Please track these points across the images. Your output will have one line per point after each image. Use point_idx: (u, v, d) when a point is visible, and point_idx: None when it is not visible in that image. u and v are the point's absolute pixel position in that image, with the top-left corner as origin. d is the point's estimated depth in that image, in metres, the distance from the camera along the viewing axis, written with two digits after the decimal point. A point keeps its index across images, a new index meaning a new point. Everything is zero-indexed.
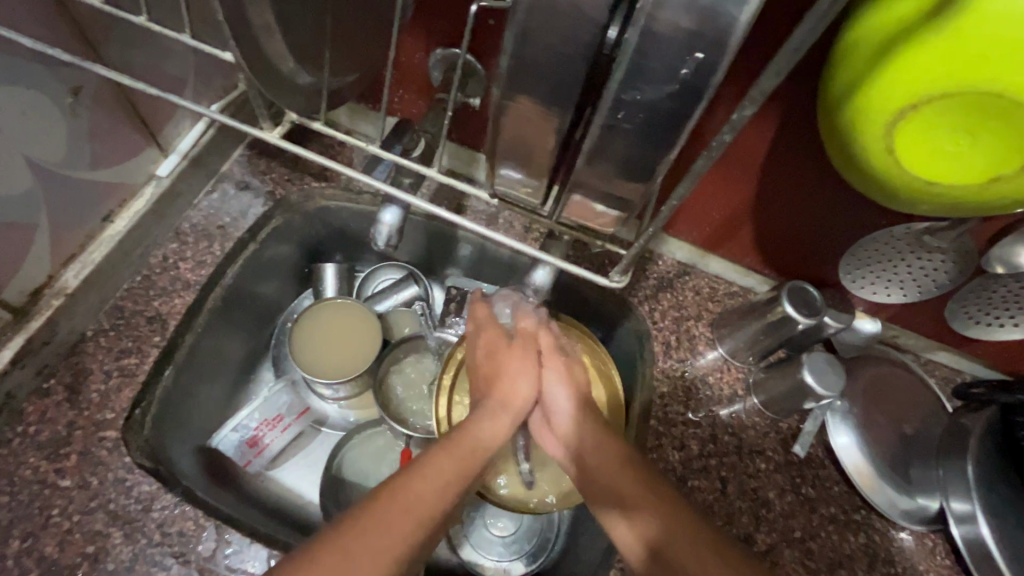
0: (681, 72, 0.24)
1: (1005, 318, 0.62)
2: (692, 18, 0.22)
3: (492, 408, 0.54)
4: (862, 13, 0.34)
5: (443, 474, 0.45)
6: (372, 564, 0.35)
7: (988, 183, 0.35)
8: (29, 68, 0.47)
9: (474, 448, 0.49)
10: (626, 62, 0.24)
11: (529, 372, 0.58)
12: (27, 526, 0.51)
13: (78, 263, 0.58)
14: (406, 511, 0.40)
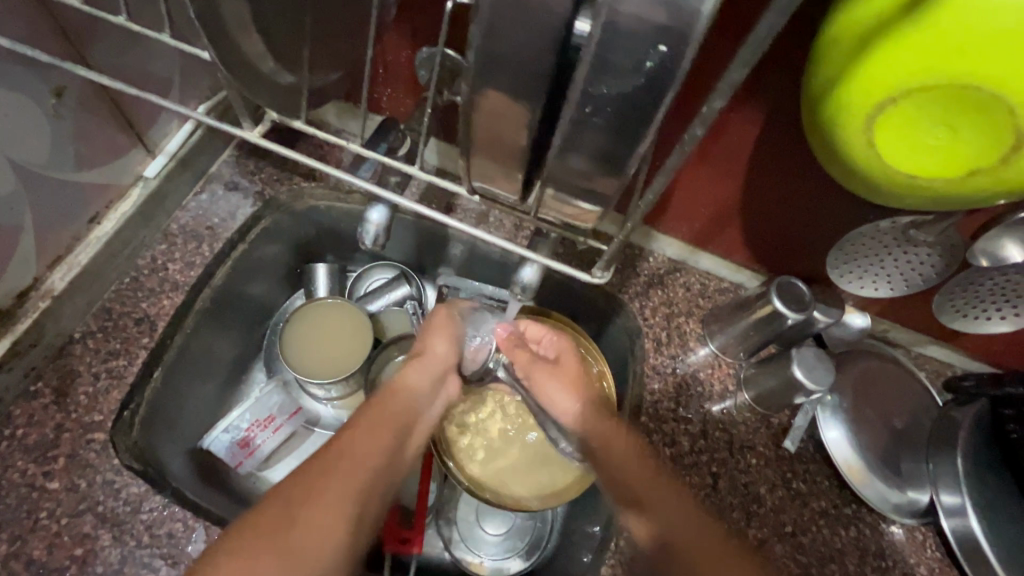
0: (646, 65, 0.24)
1: (992, 311, 0.62)
2: (653, 10, 0.22)
3: (407, 364, 0.59)
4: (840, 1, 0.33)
5: (375, 425, 0.52)
6: (315, 509, 0.43)
7: (966, 176, 0.35)
8: (10, 70, 0.47)
9: (398, 401, 0.55)
10: (591, 55, 0.24)
11: (448, 331, 0.61)
12: (14, 530, 0.51)
13: (64, 266, 0.58)
14: (341, 462, 0.47)
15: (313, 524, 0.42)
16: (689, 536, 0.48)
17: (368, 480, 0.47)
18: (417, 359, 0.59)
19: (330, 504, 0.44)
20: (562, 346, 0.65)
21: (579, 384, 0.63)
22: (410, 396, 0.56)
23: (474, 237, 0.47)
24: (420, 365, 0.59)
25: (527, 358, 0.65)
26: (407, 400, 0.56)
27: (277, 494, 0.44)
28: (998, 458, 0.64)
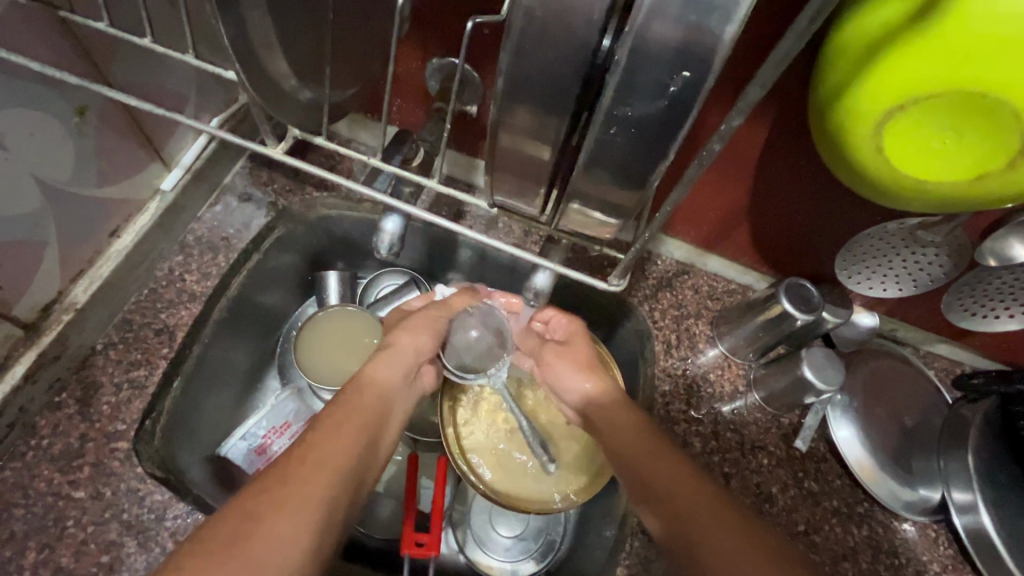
0: (669, 89, 0.25)
1: (999, 310, 0.63)
2: (677, 38, 0.23)
3: (378, 355, 0.58)
4: (854, 11, 0.34)
5: (343, 421, 0.49)
6: (280, 514, 0.40)
7: (975, 179, 0.36)
8: (35, 89, 0.48)
9: (370, 394, 0.54)
10: (617, 79, 0.25)
11: (422, 326, 0.62)
12: (41, 538, 0.51)
13: (86, 279, 0.59)
14: (307, 463, 0.44)
15: (280, 528, 0.40)
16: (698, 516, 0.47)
17: (338, 480, 0.45)
18: (387, 352, 0.59)
19: (297, 508, 0.41)
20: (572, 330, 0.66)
21: (592, 366, 0.63)
22: (380, 386, 0.55)
23: (487, 244, 0.48)
24: (391, 356, 0.58)
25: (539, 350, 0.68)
26: (379, 391, 0.55)
27: (241, 501, 0.41)
28: (1006, 453, 0.65)
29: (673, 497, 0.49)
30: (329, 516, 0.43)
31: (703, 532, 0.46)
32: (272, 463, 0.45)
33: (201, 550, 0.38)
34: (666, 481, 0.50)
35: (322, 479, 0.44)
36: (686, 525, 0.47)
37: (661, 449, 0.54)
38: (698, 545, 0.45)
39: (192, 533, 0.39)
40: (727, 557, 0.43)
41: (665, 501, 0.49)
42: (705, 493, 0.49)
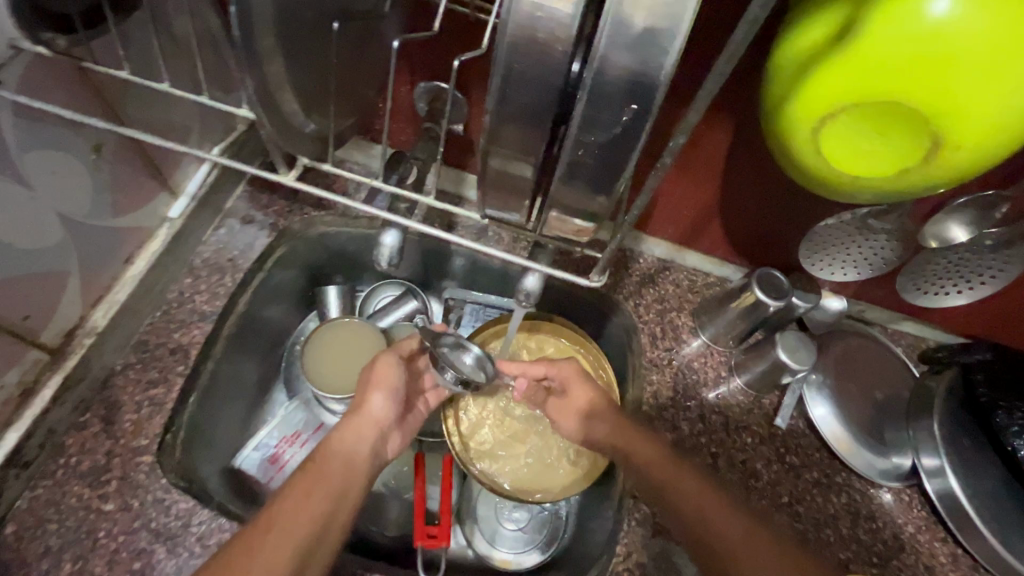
0: (623, 118, 0.30)
1: (951, 287, 0.64)
2: (627, 79, 0.28)
3: (345, 424, 0.61)
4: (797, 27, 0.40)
5: (307, 488, 0.54)
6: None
7: (899, 174, 0.41)
8: (57, 130, 0.51)
9: (335, 462, 0.58)
10: (582, 112, 0.30)
11: (383, 386, 0.63)
12: (75, 549, 0.54)
13: (104, 304, 0.62)
14: (267, 535, 0.50)
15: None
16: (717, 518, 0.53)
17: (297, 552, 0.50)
18: (350, 419, 0.62)
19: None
20: (565, 372, 0.69)
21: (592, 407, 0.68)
22: (344, 457, 0.59)
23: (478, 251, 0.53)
24: (356, 422, 0.61)
25: (545, 398, 0.73)
26: (343, 459, 0.58)
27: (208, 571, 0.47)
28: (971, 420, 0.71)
29: (698, 521, 0.54)
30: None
31: (732, 553, 0.51)
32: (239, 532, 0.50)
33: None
34: (689, 504, 0.55)
35: (280, 552, 0.49)
36: (716, 548, 0.52)
37: (683, 469, 0.58)
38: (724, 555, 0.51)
39: None
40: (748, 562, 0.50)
41: (693, 526, 0.54)
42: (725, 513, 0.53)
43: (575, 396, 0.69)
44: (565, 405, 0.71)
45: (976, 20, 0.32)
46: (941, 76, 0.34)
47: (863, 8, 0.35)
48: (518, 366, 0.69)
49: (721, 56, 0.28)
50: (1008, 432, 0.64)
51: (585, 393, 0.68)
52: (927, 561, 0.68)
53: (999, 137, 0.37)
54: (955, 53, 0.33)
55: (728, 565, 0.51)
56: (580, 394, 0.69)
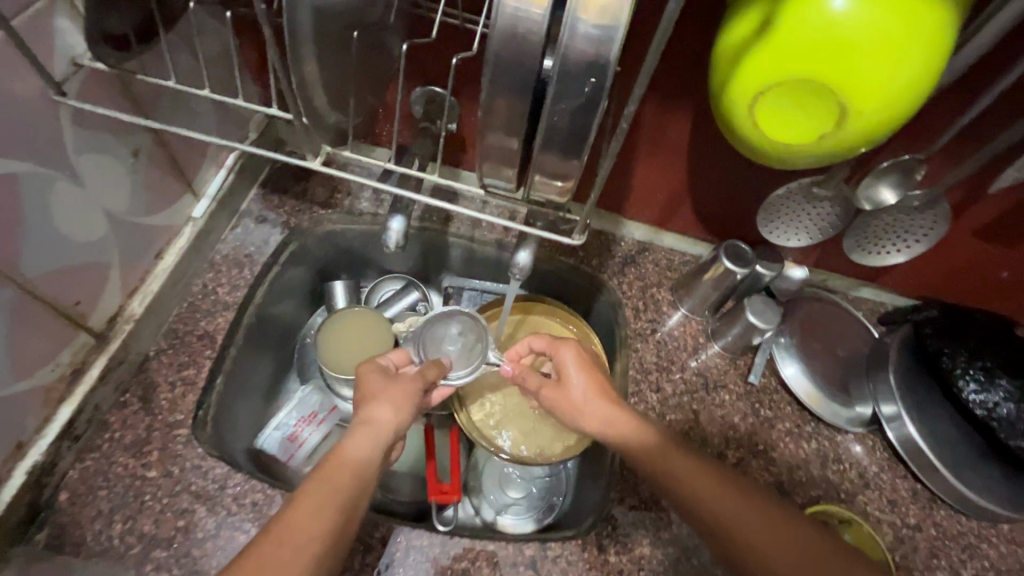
0: (586, 88, 0.38)
1: (891, 247, 0.71)
2: (587, 57, 0.36)
3: (354, 431, 0.58)
4: (733, 20, 0.48)
5: (318, 497, 0.51)
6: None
7: (819, 139, 0.49)
8: (105, 136, 0.57)
9: (347, 472, 0.54)
10: (553, 85, 0.38)
11: (396, 396, 0.62)
12: (125, 511, 0.60)
13: (139, 294, 0.68)
14: (281, 550, 0.47)
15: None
16: (711, 492, 0.56)
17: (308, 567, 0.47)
18: (362, 427, 0.58)
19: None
20: (564, 352, 0.69)
21: (594, 390, 0.67)
22: (358, 466, 0.55)
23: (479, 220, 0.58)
24: (368, 430, 0.58)
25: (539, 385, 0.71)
26: (356, 469, 0.55)
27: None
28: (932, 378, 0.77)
29: (697, 499, 0.55)
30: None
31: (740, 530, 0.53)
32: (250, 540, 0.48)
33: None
34: (690, 486, 0.56)
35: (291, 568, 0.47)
36: (719, 525, 0.54)
37: (677, 452, 0.59)
38: (724, 530, 0.53)
39: None
40: (747, 532, 0.53)
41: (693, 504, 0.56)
42: (729, 492, 0.55)
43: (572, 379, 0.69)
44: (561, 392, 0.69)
45: (862, 12, 0.41)
46: (843, 56, 0.43)
47: (779, 3, 0.44)
48: (521, 343, 0.73)
49: (652, 44, 0.35)
50: (954, 374, 0.72)
51: (584, 376, 0.68)
52: (890, 496, 0.75)
53: (894, 103, 0.45)
54: (850, 37, 0.42)
55: (732, 538, 0.53)
56: (578, 376, 0.68)
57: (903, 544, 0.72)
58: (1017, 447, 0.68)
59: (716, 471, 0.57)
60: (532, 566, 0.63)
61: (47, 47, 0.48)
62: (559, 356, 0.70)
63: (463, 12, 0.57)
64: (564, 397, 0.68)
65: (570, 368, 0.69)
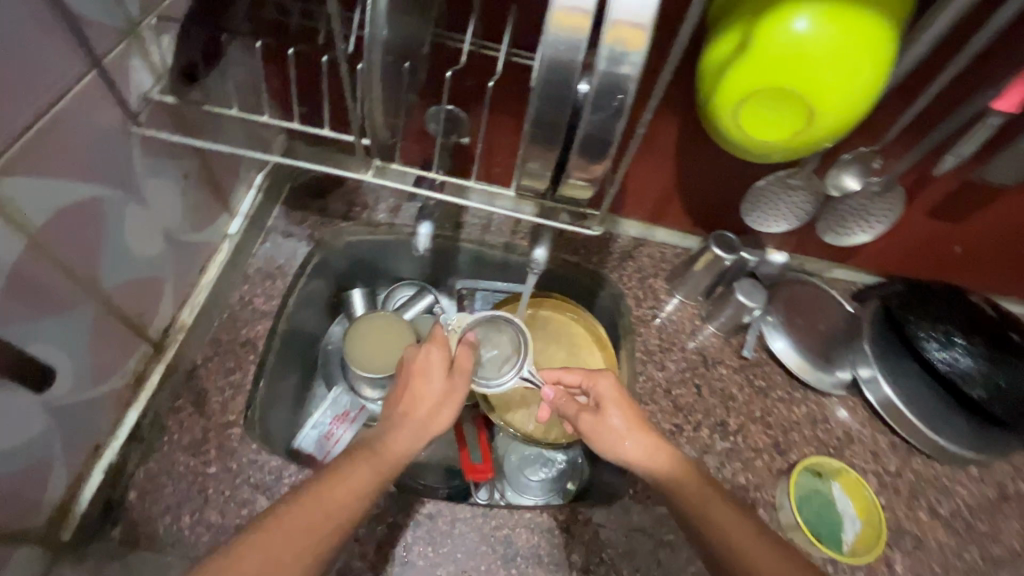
0: (619, 99, 0.40)
1: (856, 228, 0.82)
2: (618, 78, 0.39)
3: (407, 429, 0.60)
4: (715, 40, 0.58)
5: (362, 475, 0.55)
6: (289, 546, 0.50)
7: (792, 136, 0.59)
8: (163, 162, 0.62)
9: (392, 465, 0.58)
10: (591, 99, 0.41)
11: (453, 401, 0.64)
12: (191, 505, 0.65)
13: (188, 305, 0.74)
14: (314, 510, 0.52)
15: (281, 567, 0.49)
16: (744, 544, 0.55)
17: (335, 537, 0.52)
18: (417, 428, 0.61)
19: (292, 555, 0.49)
20: (603, 384, 0.68)
21: (633, 423, 0.66)
22: (402, 464, 0.59)
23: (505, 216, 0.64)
24: (420, 433, 0.61)
25: (576, 412, 0.70)
26: (400, 468, 0.58)
27: (257, 535, 0.50)
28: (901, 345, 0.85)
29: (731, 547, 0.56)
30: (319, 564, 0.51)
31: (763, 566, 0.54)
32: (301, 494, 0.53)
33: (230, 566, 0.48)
34: (724, 532, 0.57)
35: (321, 533, 0.51)
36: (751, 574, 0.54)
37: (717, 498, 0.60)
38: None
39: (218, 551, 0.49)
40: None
41: (729, 552, 0.55)
42: (767, 548, 0.55)
43: (609, 412, 0.67)
44: (599, 424, 0.67)
45: (818, 32, 0.51)
46: (804, 67, 0.52)
47: (752, 27, 0.53)
48: (555, 371, 0.73)
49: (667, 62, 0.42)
50: (919, 337, 0.80)
51: (624, 413, 0.66)
52: (873, 448, 0.85)
53: (850, 106, 0.55)
54: (811, 52, 0.51)
55: None
56: (617, 411, 0.67)
57: (887, 489, 0.81)
58: (978, 397, 0.76)
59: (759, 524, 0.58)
60: (566, 529, 0.70)
61: (125, 85, 0.54)
62: (596, 388, 0.69)
63: (482, 39, 0.65)
64: (605, 431, 0.66)
65: (608, 403, 0.67)
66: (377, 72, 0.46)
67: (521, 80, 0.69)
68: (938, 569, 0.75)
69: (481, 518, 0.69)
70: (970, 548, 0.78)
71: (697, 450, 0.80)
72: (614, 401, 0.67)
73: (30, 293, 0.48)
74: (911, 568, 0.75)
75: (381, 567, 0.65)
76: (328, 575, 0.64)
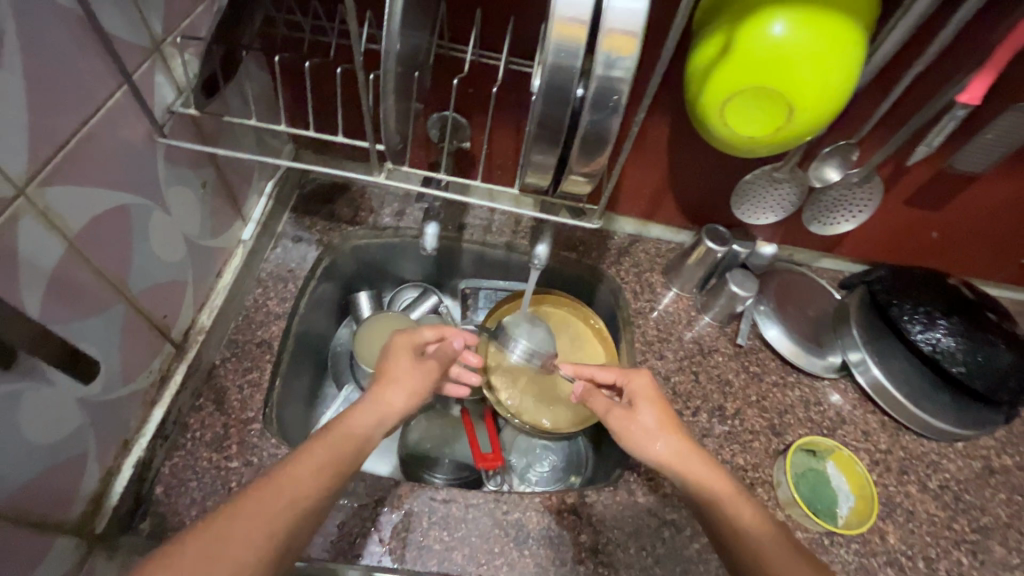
0: (615, 99, 0.44)
1: (840, 218, 0.86)
2: (613, 82, 0.43)
3: (364, 407, 0.63)
4: (699, 46, 0.62)
5: (319, 461, 0.55)
6: (251, 524, 0.48)
7: (774, 132, 0.63)
8: (182, 171, 0.66)
9: (346, 440, 0.58)
10: (590, 100, 0.44)
11: (405, 376, 0.67)
12: (216, 497, 0.67)
13: (207, 307, 0.77)
14: (276, 488, 0.51)
15: (231, 557, 0.45)
16: (763, 541, 0.56)
17: (285, 529, 0.50)
18: (370, 405, 0.63)
19: (241, 544, 0.47)
20: (638, 382, 0.72)
21: (666, 420, 0.69)
22: (359, 439, 0.60)
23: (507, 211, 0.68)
24: (376, 411, 0.63)
25: (607, 407, 0.72)
26: (357, 445, 0.59)
27: (201, 527, 0.47)
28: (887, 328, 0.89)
29: (752, 546, 0.56)
30: (265, 560, 0.47)
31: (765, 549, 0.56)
32: (253, 484, 0.51)
33: (172, 561, 0.44)
34: (748, 529, 0.58)
35: (272, 520, 0.49)
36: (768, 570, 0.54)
37: (741, 499, 0.61)
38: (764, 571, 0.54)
39: (173, 539, 0.46)
40: None
41: (750, 548, 0.56)
42: (784, 546, 0.56)
43: (642, 407, 0.70)
44: (630, 419, 0.69)
45: (795, 36, 0.55)
46: (784, 68, 0.56)
47: (733, 33, 0.57)
48: (589, 368, 0.77)
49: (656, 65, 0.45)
50: (902, 319, 0.85)
51: (656, 410, 0.69)
52: (864, 428, 0.89)
53: (826, 103, 0.59)
54: (789, 54, 0.56)
55: None
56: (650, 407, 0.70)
57: (878, 466, 0.85)
58: (958, 371, 0.80)
59: (776, 526, 0.58)
60: (574, 511, 0.73)
61: (150, 98, 0.57)
62: (630, 385, 0.73)
63: (483, 49, 0.69)
64: (636, 426, 0.68)
65: (643, 399, 0.70)
66: (392, 82, 0.50)
67: (520, 87, 0.73)
68: (929, 539, 0.79)
69: (493, 503, 0.73)
70: (959, 518, 0.81)
71: (698, 433, 0.84)
72: (648, 397, 0.71)
73: (68, 294, 0.51)
74: (904, 539, 0.78)
75: (398, 551, 0.68)
76: (348, 559, 0.67)
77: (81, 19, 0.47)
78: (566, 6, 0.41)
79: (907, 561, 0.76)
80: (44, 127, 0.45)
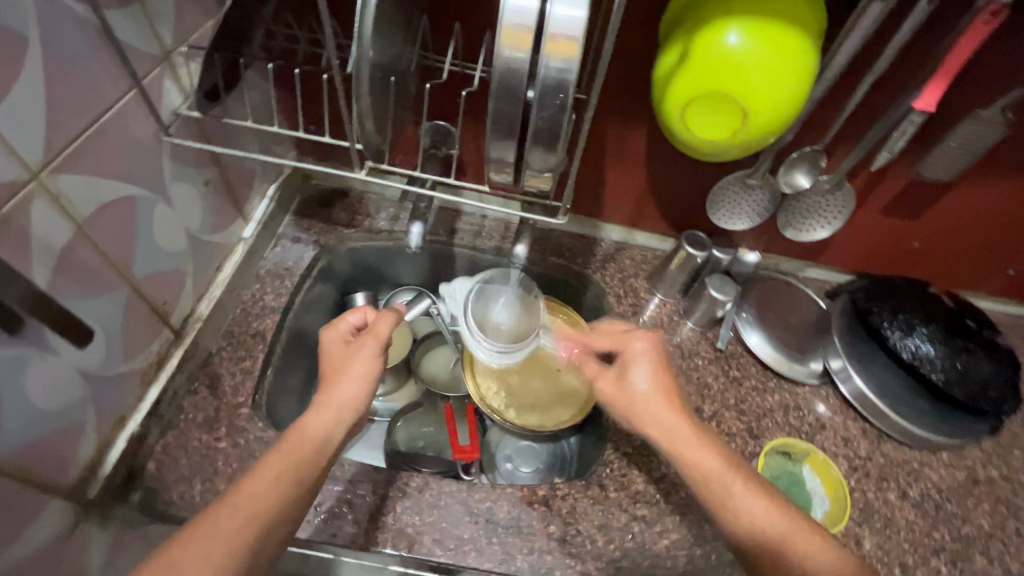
0: (562, 98, 0.48)
1: (814, 224, 0.89)
2: (557, 82, 0.47)
3: (318, 406, 0.63)
4: (662, 56, 0.66)
5: (277, 475, 0.56)
6: (209, 549, 0.49)
7: (733, 135, 0.66)
8: (186, 170, 0.72)
9: (299, 442, 0.60)
10: (536, 97, 0.49)
11: (343, 367, 0.66)
12: (202, 473, 0.71)
13: (206, 298, 0.82)
14: (236, 509, 0.53)
15: (188, 574, 0.47)
16: (758, 521, 0.57)
17: (251, 545, 0.52)
18: (318, 404, 0.63)
19: (198, 564, 0.48)
20: (637, 353, 0.68)
21: (665, 393, 0.66)
22: (314, 432, 0.61)
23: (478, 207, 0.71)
24: (333, 411, 0.63)
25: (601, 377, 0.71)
26: (315, 445, 0.60)
27: (158, 557, 0.48)
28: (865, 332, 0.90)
29: (749, 528, 0.56)
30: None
31: (762, 529, 0.56)
32: (209, 507, 0.53)
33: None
34: (744, 510, 0.57)
35: (233, 539, 0.51)
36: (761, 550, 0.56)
37: (740, 476, 0.60)
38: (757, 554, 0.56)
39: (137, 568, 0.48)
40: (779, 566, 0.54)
41: (743, 528, 0.57)
42: (781, 527, 0.56)
43: (638, 377, 0.68)
44: (626, 391, 0.68)
45: (747, 46, 0.59)
46: (738, 75, 0.60)
47: (688, 43, 0.62)
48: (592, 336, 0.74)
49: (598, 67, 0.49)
50: (882, 326, 0.84)
51: (651, 377, 0.67)
52: (844, 434, 0.88)
53: (780, 106, 0.62)
54: (742, 62, 0.59)
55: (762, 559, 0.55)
56: (643, 374, 0.67)
57: (857, 472, 0.85)
58: (937, 378, 0.79)
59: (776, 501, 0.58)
60: (545, 502, 0.75)
61: (158, 102, 0.63)
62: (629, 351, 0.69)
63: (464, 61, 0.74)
64: (626, 397, 0.67)
65: (641, 371, 0.67)
66: (367, 86, 0.55)
67: None
68: (907, 546, 0.78)
69: (465, 491, 0.75)
70: (940, 528, 0.80)
71: None
72: (646, 370, 0.67)
73: (76, 273, 0.57)
74: (880, 544, 0.78)
75: (371, 534, 0.70)
76: (323, 540, 0.70)
77: (97, 28, 0.54)
78: (513, 14, 0.45)
79: (883, 567, 0.76)
80: (61, 121, 0.52)
